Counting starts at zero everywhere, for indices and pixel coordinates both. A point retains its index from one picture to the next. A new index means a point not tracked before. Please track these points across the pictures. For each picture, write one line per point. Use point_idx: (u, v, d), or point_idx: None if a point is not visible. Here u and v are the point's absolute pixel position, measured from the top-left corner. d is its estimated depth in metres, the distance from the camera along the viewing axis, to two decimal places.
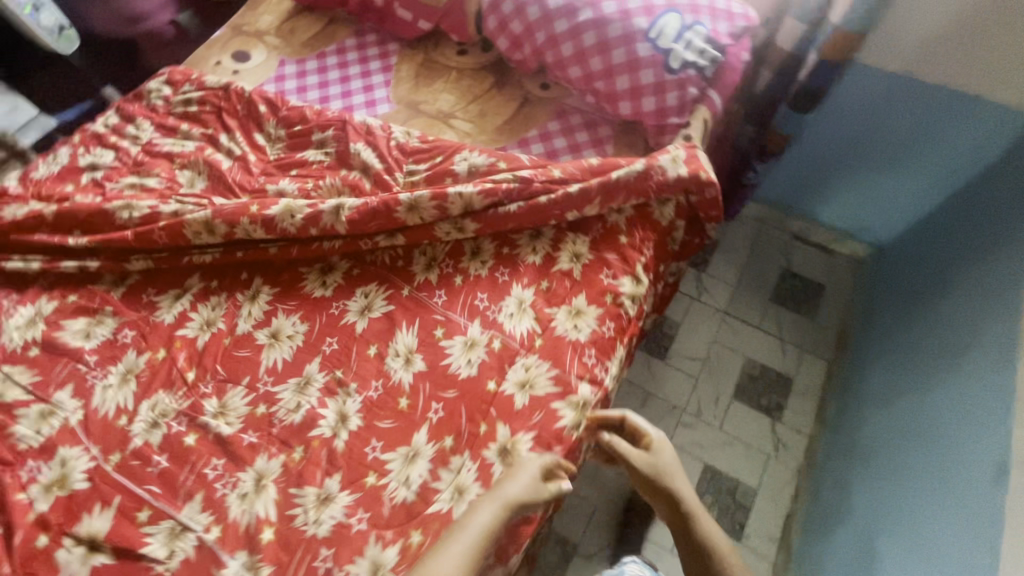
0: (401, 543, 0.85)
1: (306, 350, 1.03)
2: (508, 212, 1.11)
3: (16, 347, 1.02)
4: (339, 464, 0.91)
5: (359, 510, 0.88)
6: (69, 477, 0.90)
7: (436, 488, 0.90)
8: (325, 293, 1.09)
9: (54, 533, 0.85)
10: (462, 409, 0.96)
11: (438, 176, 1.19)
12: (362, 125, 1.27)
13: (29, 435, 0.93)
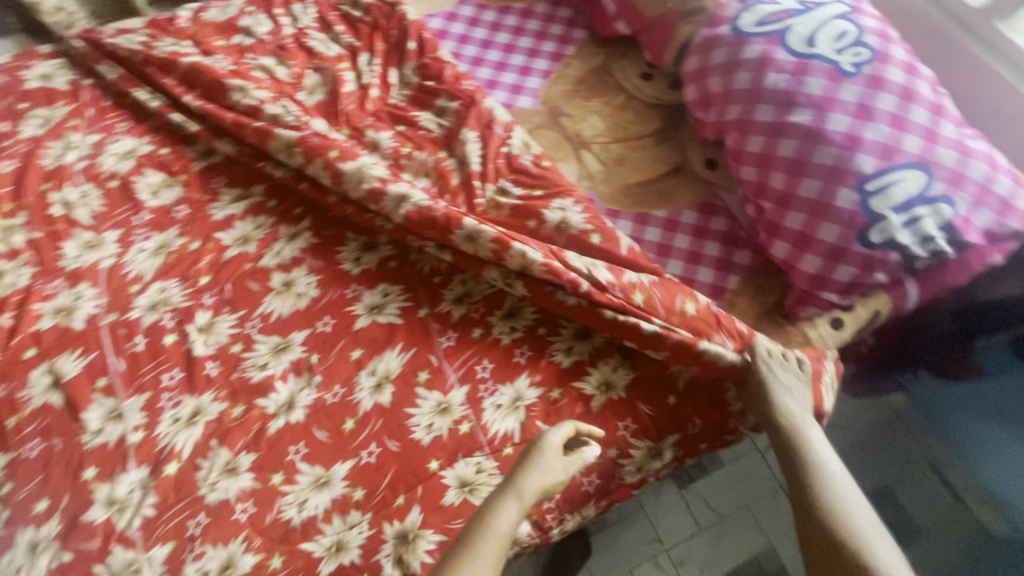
0: (260, 558, 0.82)
1: (303, 316, 0.99)
2: (563, 301, 0.93)
3: (103, 172, 1.10)
4: (260, 446, 0.89)
5: (248, 501, 0.85)
6: (75, 312, 0.98)
7: (320, 529, 0.84)
8: (352, 270, 1.03)
9: (38, 353, 0.94)
10: (392, 469, 0.88)
11: (523, 211, 1.03)
12: (488, 113, 1.12)
13: (70, 256, 1.02)
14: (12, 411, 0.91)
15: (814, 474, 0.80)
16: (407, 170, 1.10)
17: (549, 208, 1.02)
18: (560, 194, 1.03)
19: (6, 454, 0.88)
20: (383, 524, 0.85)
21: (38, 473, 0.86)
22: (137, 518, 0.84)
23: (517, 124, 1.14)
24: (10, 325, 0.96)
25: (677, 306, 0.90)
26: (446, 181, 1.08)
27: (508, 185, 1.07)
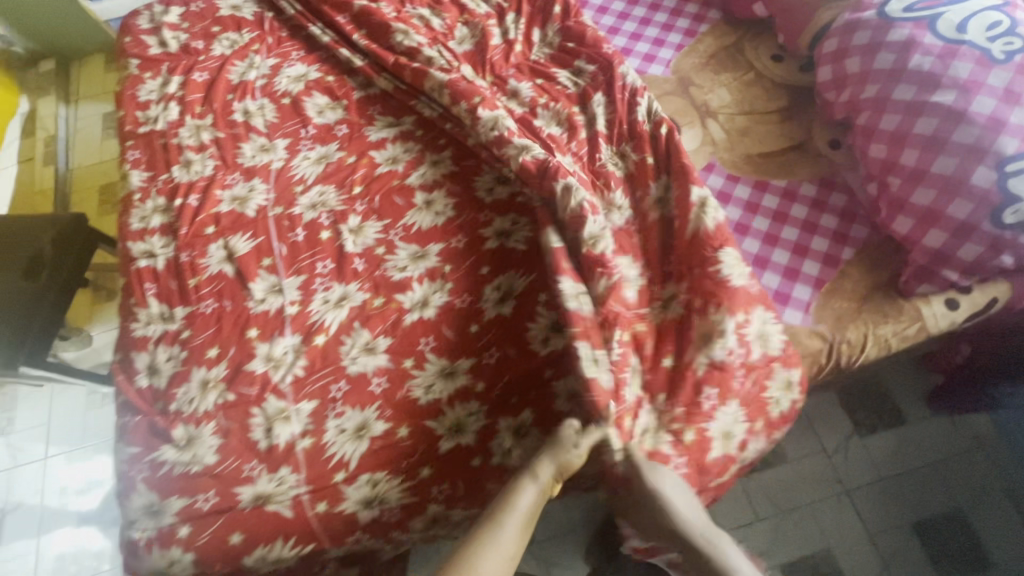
0: (391, 426, 0.93)
1: (440, 231, 1.10)
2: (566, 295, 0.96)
3: (279, 90, 1.26)
4: (396, 333, 1.00)
5: (383, 377, 0.96)
6: (247, 201, 1.12)
7: (442, 411, 0.94)
8: (485, 198, 1.14)
9: (217, 231, 1.09)
10: (510, 372, 0.97)
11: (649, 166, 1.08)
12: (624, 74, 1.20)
13: (247, 155, 1.17)
14: (194, 274, 1.05)
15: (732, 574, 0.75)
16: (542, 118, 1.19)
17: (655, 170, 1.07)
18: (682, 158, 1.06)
19: (187, 307, 1.03)
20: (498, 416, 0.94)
21: (212, 327, 1.00)
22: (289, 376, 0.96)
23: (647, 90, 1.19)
24: (197, 205, 1.12)
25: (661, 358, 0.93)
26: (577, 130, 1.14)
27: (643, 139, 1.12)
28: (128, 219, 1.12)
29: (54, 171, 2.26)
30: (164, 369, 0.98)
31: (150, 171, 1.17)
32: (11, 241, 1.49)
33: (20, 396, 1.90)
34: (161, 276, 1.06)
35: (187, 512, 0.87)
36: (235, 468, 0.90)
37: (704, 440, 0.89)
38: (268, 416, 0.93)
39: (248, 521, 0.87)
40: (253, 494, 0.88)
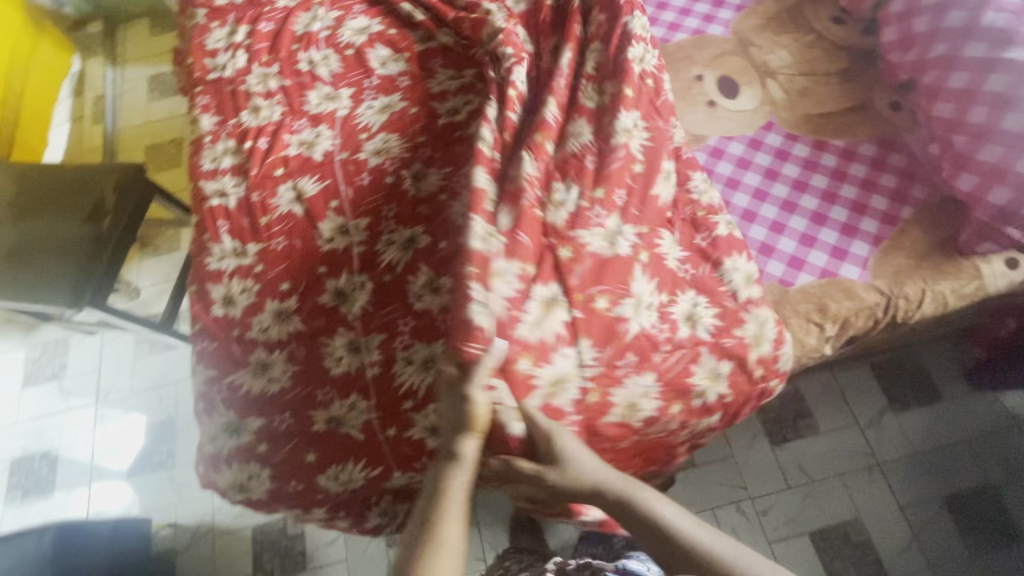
0: None
1: None
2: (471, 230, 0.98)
3: (342, 42, 1.28)
4: None
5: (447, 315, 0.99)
6: (314, 146, 1.15)
7: None
8: None
9: (286, 172, 1.13)
10: None
11: (650, 107, 1.07)
12: None
13: (313, 103, 1.21)
14: (265, 213, 1.09)
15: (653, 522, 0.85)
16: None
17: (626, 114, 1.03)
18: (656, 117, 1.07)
19: (259, 244, 1.07)
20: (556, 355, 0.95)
21: (284, 263, 1.05)
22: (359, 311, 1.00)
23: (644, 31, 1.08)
24: (266, 148, 1.15)
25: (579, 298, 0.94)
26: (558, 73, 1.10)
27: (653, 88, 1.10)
28: (200, 160, 1.17)
29: (103, 130, 2.32)
30: (239, 300, 1.02)
31: (219, 116, 1.21)
32: (75, 187, 1.55)
33: (73, 342, 1.98)
34: (233, 214, 1.10)
35: (268, 431, 0.94)
36: (313, 393, 0.95)
37: (606, 404, 0.93)
38: (338, 346, 0.97)
39: (324, 441, 0.94)
40: (330, 418, 0.94)
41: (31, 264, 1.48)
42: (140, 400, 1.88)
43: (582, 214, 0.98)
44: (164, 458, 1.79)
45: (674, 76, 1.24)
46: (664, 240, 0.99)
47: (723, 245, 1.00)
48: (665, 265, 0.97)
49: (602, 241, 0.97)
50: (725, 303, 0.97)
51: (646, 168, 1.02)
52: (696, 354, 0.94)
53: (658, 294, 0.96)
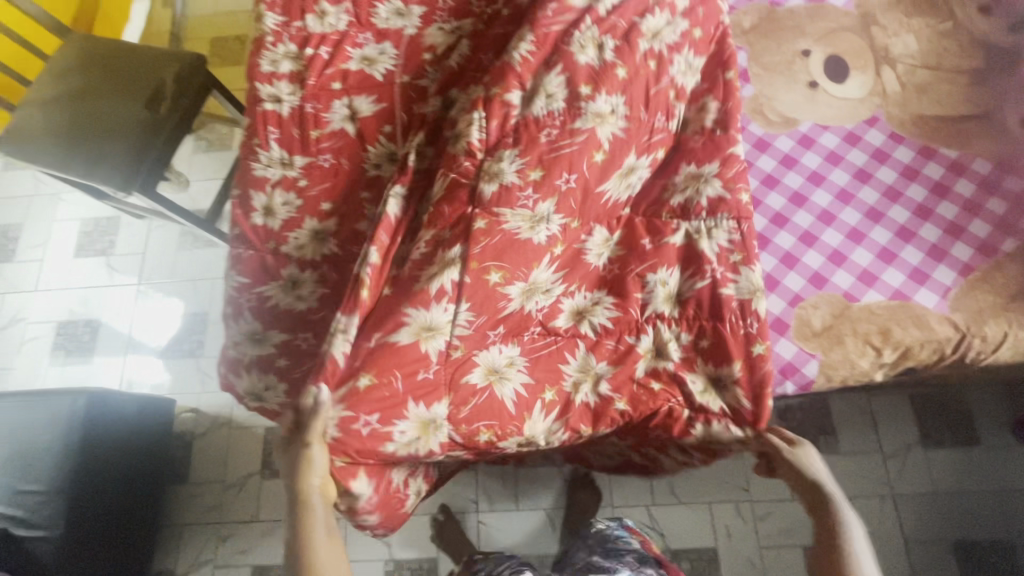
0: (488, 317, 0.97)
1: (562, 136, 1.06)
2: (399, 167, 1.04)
3: None
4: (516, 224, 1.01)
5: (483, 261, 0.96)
6: (376, 64, 1.09)
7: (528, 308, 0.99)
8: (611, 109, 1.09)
9: (343, 88, 1.08)
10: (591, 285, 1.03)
11: (642, 92, 1.04)
12: (789, 14, 1.11)
13: (381, 16, 1.13)
14: (316, 126, 1.05)
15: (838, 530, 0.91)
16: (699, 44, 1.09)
17: (596, 104, 1.01)
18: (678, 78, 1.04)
19: (305, 158, 1.04)
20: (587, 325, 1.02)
21: (333, 182, 1.03)
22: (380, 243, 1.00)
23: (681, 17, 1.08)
24: (326, 58, 1.09)
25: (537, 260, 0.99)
26: (548, 47, 1.05)
27: (690, 83, 1.08)
28: (259, 60, 1.12)
29: (171, 14, 2.30)
30: (278, 211, 1.00)
31: (284, 15, 1.14)
32: (137, 69, 1.54)
33: (123, 223, 2.05)
34: (285, 123, 1.06)
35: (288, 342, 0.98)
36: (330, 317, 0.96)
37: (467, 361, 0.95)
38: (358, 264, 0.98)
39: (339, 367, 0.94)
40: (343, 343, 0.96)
41: (87, 143, 1.48)
42: (177, 289, 1.95)
43: (507, 194, 0.98)
44: (193, 347, 1.88)
45: (777, 46, 1.10)
46: (592, 237, 1.03)
47: (668, 254, 1.02)
48: (580, 258, 1.02)
49: (518, 222, 0.98)
50: (630, 311, 1.01)
51: (607, 159, 1.01)
52: (573, 344, 1.01)
53: (558, 282, 1.01)
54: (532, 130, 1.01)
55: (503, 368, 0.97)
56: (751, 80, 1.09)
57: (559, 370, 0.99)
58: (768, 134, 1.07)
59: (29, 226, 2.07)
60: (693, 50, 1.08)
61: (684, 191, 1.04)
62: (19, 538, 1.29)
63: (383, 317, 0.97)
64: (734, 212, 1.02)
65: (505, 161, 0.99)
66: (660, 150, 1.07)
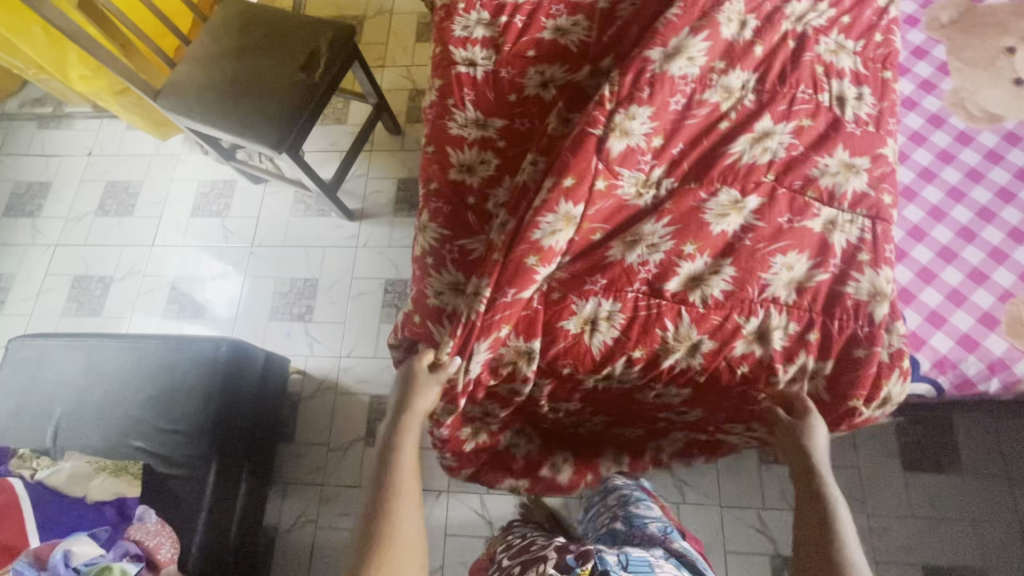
0: (682, 288, 0.90)
1: (760, 101, 0.98)
2: (514, 100, 1.06)
3: None
4: (713, 199, 0.93)
5: (672, 234, 0.91)
6: (567, 35, 1.10)
7: (702, 289, 0.90)
8: (815, 78, 0.99)
9: (538, 56, 1.09)
10: (746, 277, 0.89)
11: (803, 43, 1.00)
12: (994, 12, 1.08)
13: None
14: (512, 90, 1.07)
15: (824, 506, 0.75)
16: (852, 25, 1.03)
17: (728, 78, 0.99)
18: (882, 66, 1.01)
19: (502, 120, 1.04)
20: (771, 314, 0.89)
21: (526, 143, 1.02)
22: (497, 172, 1.01)
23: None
24: (522, 27, 1.11)
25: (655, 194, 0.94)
26: (694, 11, 0.99)
27: (845, 64, 1.00)
28: (451, 25, 1.14)
29: None
30: (478, 169, 1.01)
31: None
32: (296, 35, 1.59)
33: (240, 186, 2.11)
34: (480, 85, 1.08)
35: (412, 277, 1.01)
36: (453, 254, 0.95)
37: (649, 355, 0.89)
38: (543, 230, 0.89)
39: (531, 323, 0.89)
40: (452, 281, 0.94)
41: (247, 100, 1.53)
42: (291, 255, 1.99)
43: (630, 155, 0.94)
44: (302, 312, 1.91)
45: (978, 43, 1.07)
46: (715, 197, 0.93)
47: (801, 238, 0.91)
48: (697, 218, 0.92)
49: (632, 187, 0.94)
50: (748, 288, 0.89)
51: (753, 105, 0.98)
52: (675, 311, 0.89)
53: (669, 239, 0.91)
54: (664, 88, 0.96)
55: (598, 320, 0.89)
56: (950, 75, 1.06)
57: (655, 334, 0.89)
58: (971, 128, 1.02)
59: (148, 184, 2.15)
60: (842, 36, 1.02)
61: (823, 159, 0.94)
62: (162, 475, 1.32)
63: (561, 298, 0.90)
64: (872, 211, 0.92)
65: (633, 121, 0.94)
66: (823, 96, 0.98)
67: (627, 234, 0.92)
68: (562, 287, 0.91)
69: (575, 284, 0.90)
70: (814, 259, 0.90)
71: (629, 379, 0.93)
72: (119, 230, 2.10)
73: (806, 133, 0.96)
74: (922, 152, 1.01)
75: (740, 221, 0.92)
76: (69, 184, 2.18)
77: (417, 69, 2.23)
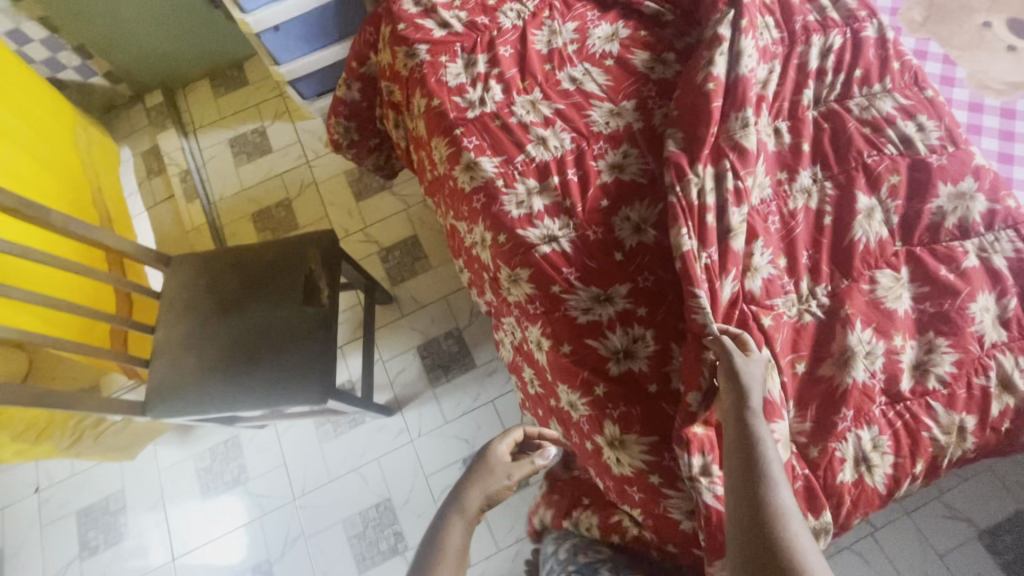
0: (915, 381, 0.84)
1: (840, 174, 1.00)
2: (618, 259, 0.96)
3: (597, 51, 1.17)
4: (879, 282, 0.89)
5: (874, 332, 0.85)
6: (627, 168, 1.03)
7: (935, 369, 0.84)
8: (871, 133, 1.01)
9: (612, 202, 1.00)
10: (961, 343, 0.85)
11: (837, 107, 1.05)
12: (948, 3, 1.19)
13: (601, 122, 1.09)
14: (613, 249, 0.97)
15: (754, 457, 0.69)
16: (868, 73, 1.07)
17: (799, 183, 1.00)
18: (918, 88, 1.06)
19: (623, 284, 0.94)
20: (1004, 364, 0.85)
21: (666, 300, 0.92)
22: (657, 345, 0.89)
23: (863, 23, 1.12)
24: (578, 178, 1.03)
25: (822, 299, 0.90)
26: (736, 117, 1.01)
27: (888, 106, 1.03)
28: (503, 206, 1.03)
29: (200, 206, 2.16)
30: (637, 350, 0.89)
31: (500, 155, 1.08)
32: (275, 268, 1.38)
33: (244, 440, 1.78)
34: (576, 258, 0.97)
35: (623, 496, 0.88)
36: (677, 464, 0.83)
37: (933, 468, 0.81)
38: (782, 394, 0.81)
39: (812, 493, 0.78)
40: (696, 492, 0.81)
41: (261, 361, 1.29)
42: (344, 487, 1.70)
43: (771, 286, 0.91)
44: (393, 543, 1.62)
45: (959, 28, 1.16)
46: (877, 282, 0.89)
47: (975, 279, 0.89)
48: (881, 309, 0.87)
49: (792, 309, 0.90)
50: (969, 347, 0.85)
51: (838, 183, 0.99)
52: (926, 406, 0.82)
53: (876, 339, 0.84)
54: (757, 220, 0.96)
55: (868, 455, 0.80)
56: (957, 63, 1.13)
57: (926, 439, 0.81)
58: (1007, 102, 1.09)
59: (132, 492, 1.75)
60: (864, 87, 1.06)
61: (934, 201, 0.94)
62: None
63: (823, 457, 0.79)
64: (1008, 222, 0.93)
65: (755, 256, 0.93)
66: (889, 146, 1.00)
67: (833, 353, 0.84)
68: (810, 442, 0.80)
69: (824, 430, 0.80)
70: (995, 290, 0.89)
71: (910, 493, 0.84)
72: (120, 561, 1.68)
73: (901, 188, 0.96)
74: (986, 143, 1.06)
75: (907, 303, 0.88)
76: (27, 539, 1.72)
77: (374, 227, 2.07)
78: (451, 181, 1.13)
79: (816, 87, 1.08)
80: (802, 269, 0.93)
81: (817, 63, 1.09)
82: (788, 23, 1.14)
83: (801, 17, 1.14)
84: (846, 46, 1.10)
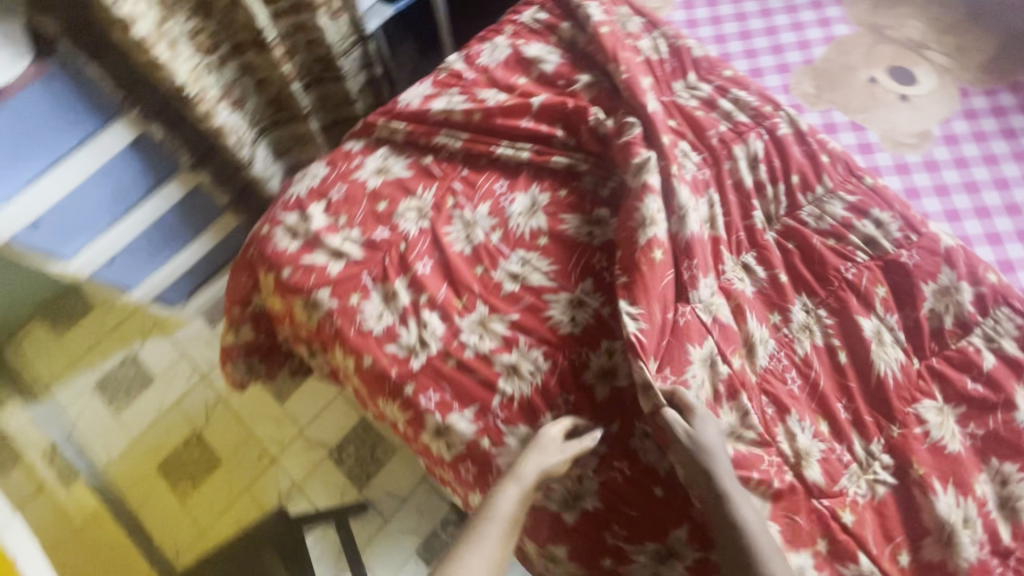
0: (1010, 523, 0.79)
1: (831, 297, 0.92)
2: (654, 497, 0.82)
3: (524, 232, 1.01)
4: (925, 420, 0.83)
5: (953, 487, 0.79)
6: (619, 370, 0.89)
7: (1016, 500, 0.80)
8: (838, 244, 0.95)
9: (621, 422, 0.86)
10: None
11: (792, 221, 0.98)
12: (830, 66, 1.18)
13: (565, 321, 0.93)
14: (647, 484, 0.83)
15: (738, 533, 0.72)
16: (805, 176, 1.01)
17: (795, 321, 0.91)
18: (856, 177, 1.02)
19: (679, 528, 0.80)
20: None
21: None
22: None
23: (775, 116, 1.06)
24: (570, 406, 0.87)
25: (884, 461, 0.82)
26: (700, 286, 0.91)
27: (839, 208, 0.98)
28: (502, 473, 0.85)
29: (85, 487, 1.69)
30: None
31: (472, 405, 0.89)
32: None
33: None
34: (612, 514, 0.81)
35: None
36: None
37: None
38: None
39: None
40: None
41: None
42: None
43: (833, 467, 0.81)
44: None
45: (850, 90, 1.15)
46: (925, 422, 0.83)
47: (1001, 379, 0.85)
48: (946, 454, 0.81)
49: (861, 484, 0.81)
50: None
51: (834, 309, 0.91)
52: None
53: (960, 498, 0.79)
54: (779, 385, 0.86)
55: None
56: (865, 126, 1.12)
57: None
58: (925, 154, 1.09)
59: None
60: (807, 192, 1.00)
61: (925, 306, 0.90)
62: None
63: None
64: (1000, 299, 0.90)
65: (799, 437, 0.82)
66: (860, 253, 0.94)
67: (932, 530, 0.78)
68: None
69: None
70: None
71: None
72: None
73: (891, 299, 0.91)
74: (928, 204, 1.05)
75: (958, 432, 0.83)
76: None
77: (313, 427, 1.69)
78: (422, 446, 0.91)
79: (763, 204, 1.00)
80: (848, 428, 0.83)
81: (753, 176, 1.01)
82: (705, 139, 1.05)
83: (715, 128, 1.05)
84: (770, 149, 1.03)
